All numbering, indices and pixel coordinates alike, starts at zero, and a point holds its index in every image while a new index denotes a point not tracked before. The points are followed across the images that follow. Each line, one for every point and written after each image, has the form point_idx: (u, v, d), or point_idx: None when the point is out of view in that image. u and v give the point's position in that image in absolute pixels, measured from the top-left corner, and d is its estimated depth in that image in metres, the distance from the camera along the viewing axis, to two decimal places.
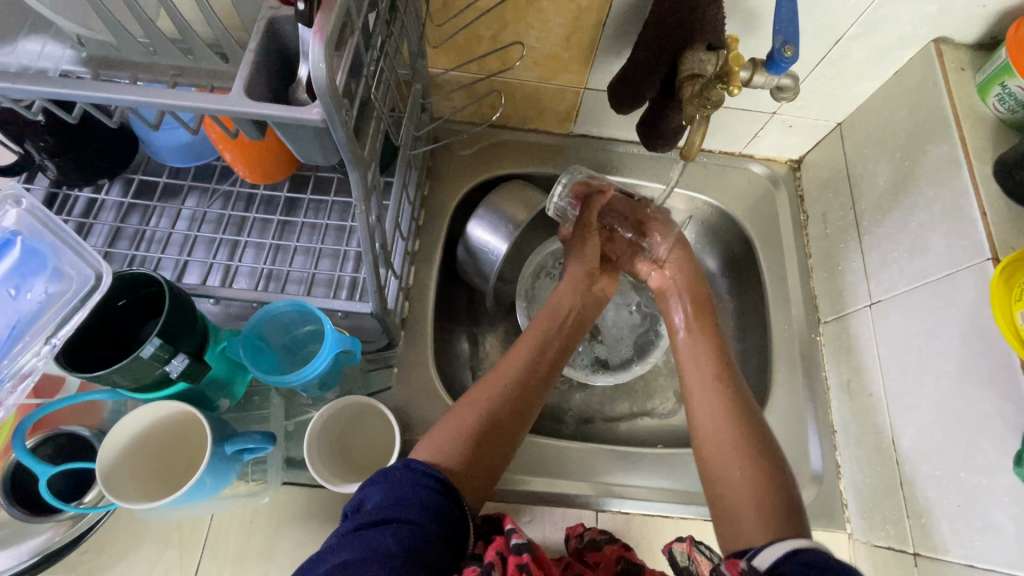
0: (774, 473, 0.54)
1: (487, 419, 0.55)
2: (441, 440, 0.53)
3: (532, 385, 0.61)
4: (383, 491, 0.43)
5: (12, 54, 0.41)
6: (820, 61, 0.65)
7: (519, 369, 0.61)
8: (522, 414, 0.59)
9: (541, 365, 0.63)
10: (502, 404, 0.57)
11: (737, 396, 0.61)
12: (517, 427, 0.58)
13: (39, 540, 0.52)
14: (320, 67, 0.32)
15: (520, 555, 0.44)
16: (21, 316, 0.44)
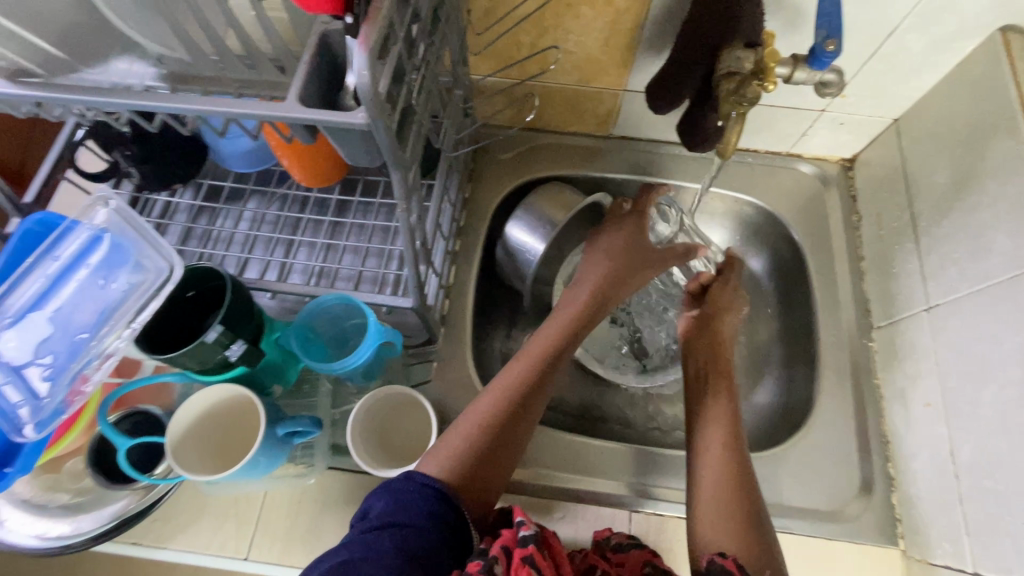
0: (760, 530, 0.52)
1: (492, 433, 0.53)
2: (443, 454, 0.51)
3: (539, 396, 0.57)
4: (386, 499, 0.44)
5: (104, 74, 0.45)
6: (872, 55, 0.62)
7: (526, 379, 0.57)
8: (527, 426, 0.56)
9: (550, 375, 0.59)
10: (508, 417, 0.54)
11: (741, 456, 0.58)
12: (522, 440, 0.55)
13: (117, 505, 0.57)
14: (365, 75, 0.35)
15: (525, 549, 0.42)
16: (109, 304, 0.50)
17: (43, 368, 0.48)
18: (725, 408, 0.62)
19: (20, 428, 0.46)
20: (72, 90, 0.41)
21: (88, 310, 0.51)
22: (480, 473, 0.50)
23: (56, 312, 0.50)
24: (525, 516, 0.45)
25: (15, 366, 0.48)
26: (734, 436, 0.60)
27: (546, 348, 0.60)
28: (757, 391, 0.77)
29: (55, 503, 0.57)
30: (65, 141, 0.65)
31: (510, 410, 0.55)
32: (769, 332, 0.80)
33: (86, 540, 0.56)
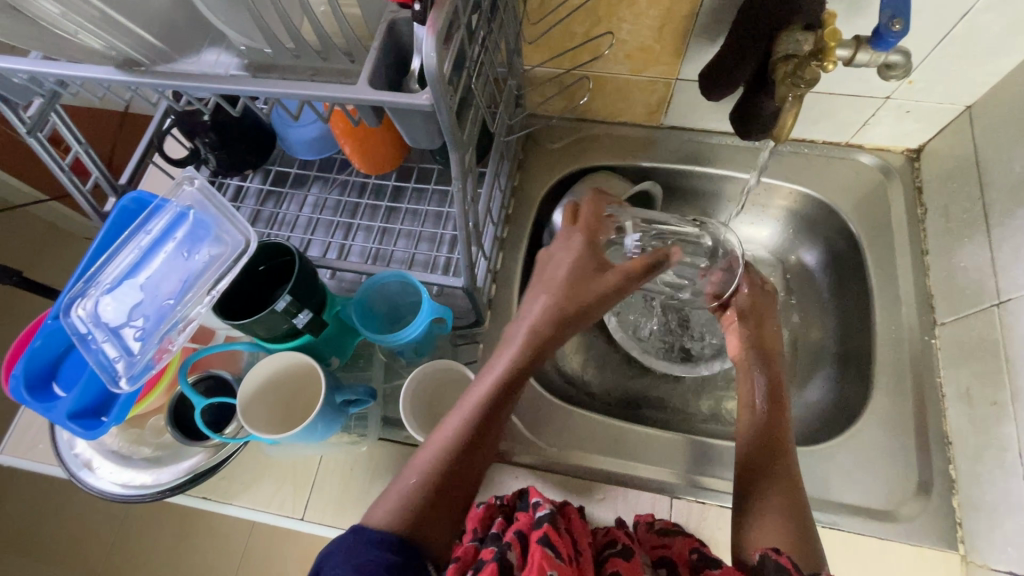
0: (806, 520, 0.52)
1: (435, 480, 0.47)
2: (384, 505, 0.46)
3: (489, 437, 0.50)
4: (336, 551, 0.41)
5: (195, 64, 0.50)
6: (943, 39, 0.60)
7: (471, 421, 0.50)
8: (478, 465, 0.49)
9: (498, 413, 0.51)
10: (454, 463, 0.48)
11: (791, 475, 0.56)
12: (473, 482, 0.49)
13: (191, 461, 0.62)
14: (431, 56, 0.37)
15: (539, 528, 0.45)
16: (191, 273, 0.55)
17: (135, 329, 0.54)
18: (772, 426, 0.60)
19: (116, 380, 0.52)
20: (170, 75, 0.47)
21: (173, 279, 0.55)
22: (427, 522, 0.45)
23: (147, 281, 0.56)
24: (541, 498, 0.49)
25: (113, 327, 0.54)
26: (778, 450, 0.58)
27: (496, 381, 0.51)
28: (808, 387, 0.75)
29: (139, 455, 0.63)
30: (154, 130, 0.69)
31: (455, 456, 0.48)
32: (822, 327, 0.78)
33: (161, 490, 0.61)
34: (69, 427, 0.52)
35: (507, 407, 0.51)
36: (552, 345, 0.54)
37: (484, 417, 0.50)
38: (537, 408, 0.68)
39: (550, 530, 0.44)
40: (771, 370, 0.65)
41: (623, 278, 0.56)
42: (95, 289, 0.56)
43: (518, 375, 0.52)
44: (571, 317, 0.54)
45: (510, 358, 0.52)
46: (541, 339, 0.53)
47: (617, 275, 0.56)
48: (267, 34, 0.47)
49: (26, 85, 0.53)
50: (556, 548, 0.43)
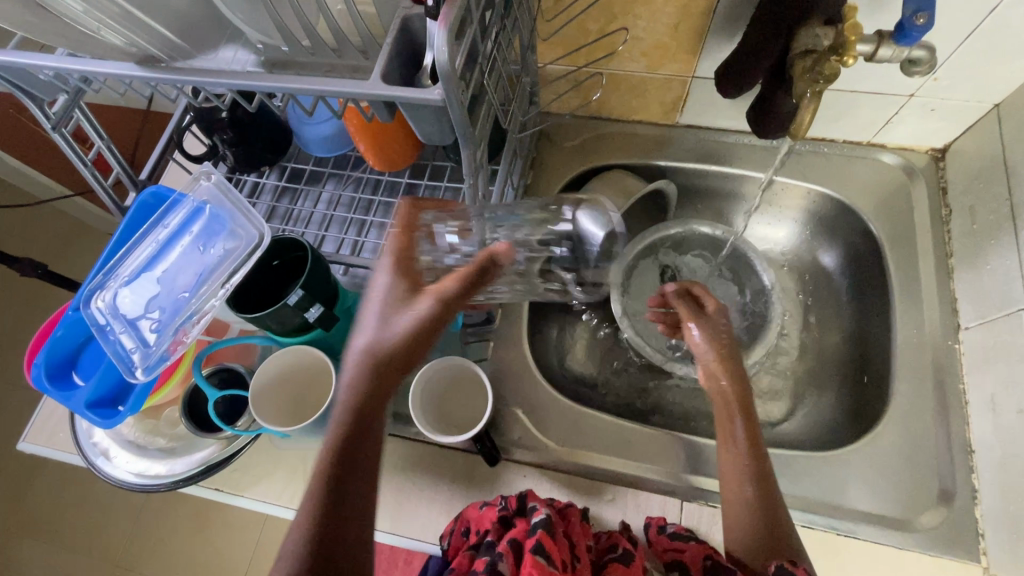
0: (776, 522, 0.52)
1: (309, 554, 0.42)
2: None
3: (353, 490, 0.46)
4: None
5: (213, 60, 0.50)
6: (970, 35, 0.58)
7: (325, 479, 0.45)
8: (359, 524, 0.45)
9: (357, 461, 0.46)
10: (319, 528, 0.43)
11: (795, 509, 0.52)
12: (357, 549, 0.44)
13: (204, 453, 0.63)
14: (443, 51, 0.37)
15: (534, 534, 0.48)
16: (207, 267, 0.56)
17: (151, 321, 0.55)
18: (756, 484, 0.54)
19: (132, 370, 0.53)
20: (188, 71, 0.47)
21: (189, 272, 0.56)
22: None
23: (163, 274, 0.57)
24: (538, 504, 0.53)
25: (130, 319, 0.55)
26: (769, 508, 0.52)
27: (341, 427, 0.47)
28: (825, 392, 0.74)
29: (155, 446, 0.64)
30: (174, 125, 0.71)
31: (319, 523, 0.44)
32: (840, 331, 0.76)
33: (175, 481, 0.62)
34: (87, 416, 0.53)
35: (361, 451, 0.47)
36: (388, 377, 0.50)
37: (339, 470, 0.46)
38: (547, 407, 0.68)
39: (544, 536, 0.47)
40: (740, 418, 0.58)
41: (435, 307, 0.51)
42: (114, 281, 0.57)
43: (361, 414, 0.48)
44: (386, 348, 0.50)
45: (347, 405, 0.48)
46: (373, 370, 0.49)
47: (428, 303, 0.51)
48: (282, 30, 0.48)
49: (51, 81, 0.55)
50: (548, 555, 0.46)
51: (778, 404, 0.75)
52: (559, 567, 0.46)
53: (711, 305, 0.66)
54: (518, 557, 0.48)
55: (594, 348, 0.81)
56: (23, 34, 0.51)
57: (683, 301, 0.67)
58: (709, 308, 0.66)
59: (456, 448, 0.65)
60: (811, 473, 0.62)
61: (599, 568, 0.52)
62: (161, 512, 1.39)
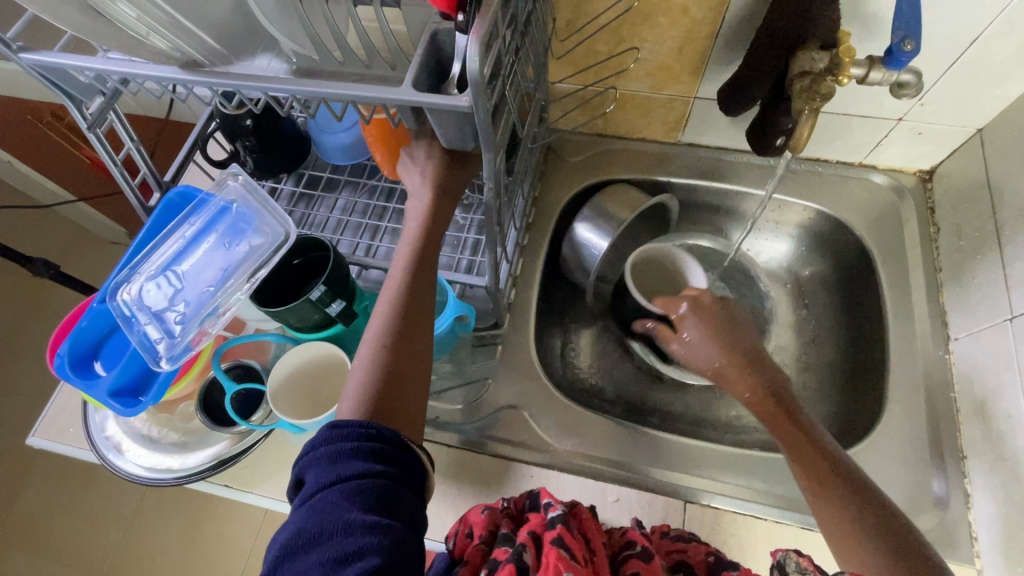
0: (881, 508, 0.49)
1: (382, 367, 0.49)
2: (350, 394, 0.48)
3: (418, 316, 0.52)
4: (320, 466, 0.42)
5: (250, 67, 0.54)
6: (953, 63, 0.62)
7: (397, 303, 0.52)
8: (421, 346, 0.51)
9: (417, 292, 0.53)
10: (394, 343, 0.50)
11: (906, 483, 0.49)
12: (420, 368, 0.51)
13: (214, 449, 0.64)
14: (474, 61, 0.40)
15: (553, 529, 0.49)
16: (232, 262, 0.58)
17: (177, 313, 0.56)
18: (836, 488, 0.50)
19: (157, 359, 0.55)
20: (226, 76, 0.50)
21: (214, 268, 0.58)
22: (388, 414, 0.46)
23: (189, 270, 0.59)
24: (552, 500, 0.54)
25: (156, 311, 0.57)
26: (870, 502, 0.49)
27: (404, 261, 0.54)
28: (822, 401, 0.76)
29: (167, 441, 0.65)
30: (198, 131, 0.73)
31: (389, 339, 0.50)
32: (835, 342, 0.79)
33: (186, 475, 0.63)
34: (110, 404, 0.54)
35: (421, 285, 0.53)
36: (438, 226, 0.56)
37: (408, 299, 0.52)
38: (552, 411, 0.69)
39: (563, 531, 0.49)
40: (776, 423, 0.56)
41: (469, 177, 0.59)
42: (139, 275, 0.59)
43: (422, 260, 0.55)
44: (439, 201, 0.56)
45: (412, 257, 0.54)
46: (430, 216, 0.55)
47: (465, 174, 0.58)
48: (315, 39, 0.51)
49: (91, 83, 0.58)
50: (569, 549, 0.47)
51: None
52: (580, 559, 0.48)
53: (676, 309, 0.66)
54: (539, 549, 0.49)
55: (596, 356, 0.84)
56: (71, 38, 0.54)
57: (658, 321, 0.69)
58: (681, 314, 0.66)
59: (465, 448, 0.66)
60: None
61: (617, 565, 0.53)
62: (152, 522, 1.37)
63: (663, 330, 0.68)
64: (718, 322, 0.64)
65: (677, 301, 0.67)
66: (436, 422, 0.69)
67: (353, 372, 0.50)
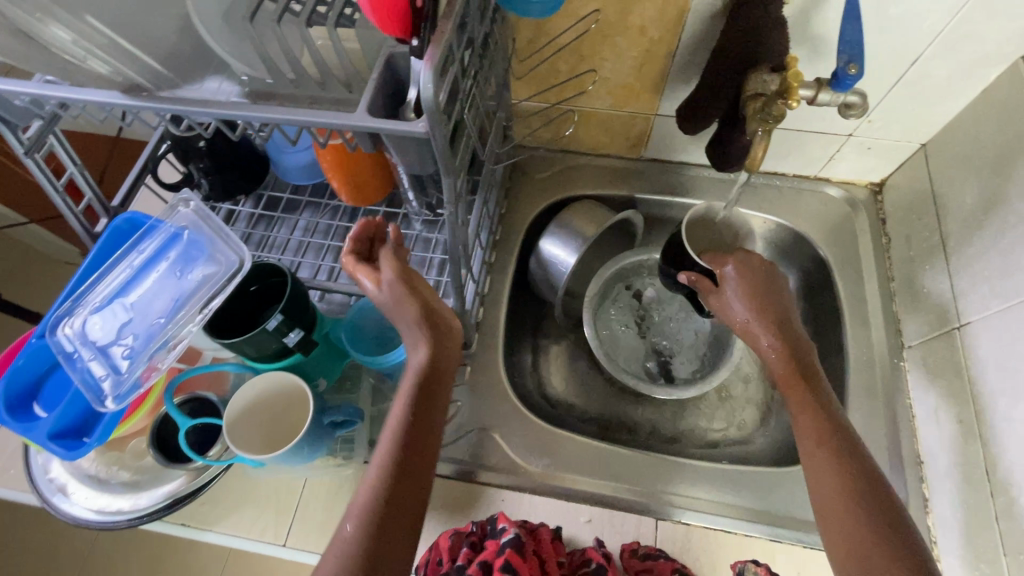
0: (869, 488, 0.50)
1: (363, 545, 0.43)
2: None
3: (402, 507, 0.45)
4: None
5: (199, 90, 0.52)
6: (897, 82, 0.65)
7: (387, 475, 0.46)
8: (404, 543, 0.44)
9: (408, 478, 0.46)
10: (379, 513, 0.44)
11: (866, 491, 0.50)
12: (403, 549, 0.44)
13: (168, 487, 0.61)
14: (429, 88, 0.40)
15: (502, 555, 0.53)
16: (183, 292, 0.55)
17: (124, 348, 0.53)
18: (828, 454, 0.53)
19: (102, 399, 0.52)
20: (171, 100, 0.48)
21: (164, 298, 0.55)
22: None
23: (137, 300, 0.56)
24: (507, 524, 0.56)
25: (100, 346, 0.54)
26: (858, 471, 0.51)
27: (398, 417, 0.49)
28: None
29: (117, 480, 0.61)
30: (149, 153, 0.70)
31: (372, 519, 0.44)
32: None
33: (139, 516, 0.59)
34: (51, 447, 0.51)
35: (417, 446, 0.48)
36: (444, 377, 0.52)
37: (397, 480, 0.46)
38: (523, 431, 0.69)
39: (511, 555, 0.53)
40: (792, 389, 0.57)
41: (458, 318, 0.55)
42: (83, 307, 0.56)
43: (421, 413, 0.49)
44: (432, 369, 0.51)
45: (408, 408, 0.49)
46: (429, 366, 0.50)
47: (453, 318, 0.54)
48: (267, 62, 0.50)
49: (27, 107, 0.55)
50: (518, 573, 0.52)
51: (742, 423, 0.79)
52: None
53: (721, 267, 0.65)
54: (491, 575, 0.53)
55: (567, 371, 0.83)
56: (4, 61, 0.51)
57: (701, 276, 0.66)
58: (725, 271, 0.64)
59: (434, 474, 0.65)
60: (774, 487, 0.65)
61: None
62: None
63: (704, 285, 0.66)
64: (764, 276, 0.63)
65: (723, 260, 0.65)
66: None
67: (329, 548, 0.44)
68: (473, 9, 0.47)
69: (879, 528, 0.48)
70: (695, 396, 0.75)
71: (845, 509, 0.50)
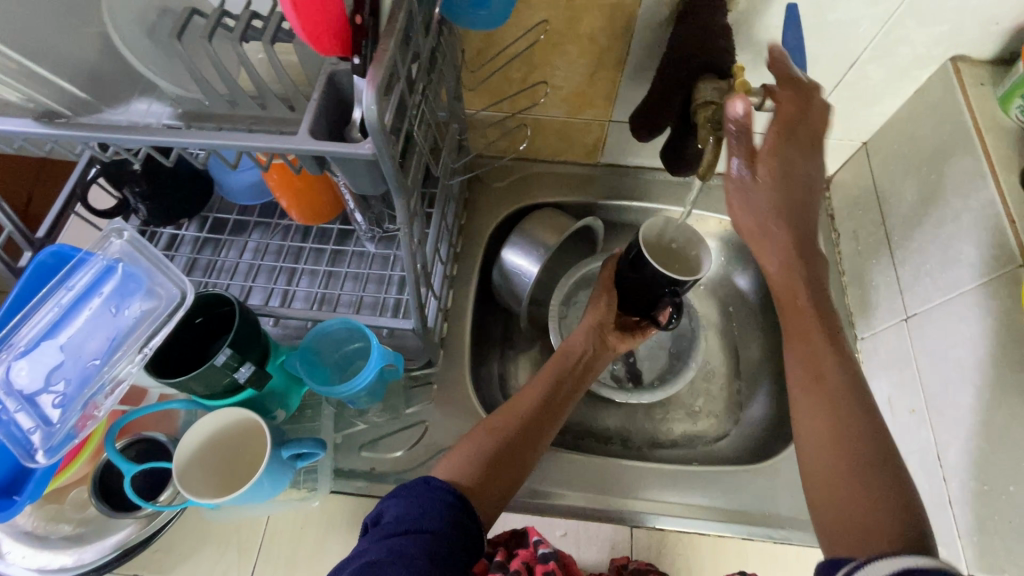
0: (855, 459, 0.49)
1: (498, 446, 0.57)
2: (457, 460, 0.55)
3: (537, 436, 0.60)
4: (402, 504, 0.47)
5: (127, 112, 0.48)
6: (837, 84, 0.67)
7: (535, 406, 0.61)
8: (522, 460, 0.57)
9: (539, 427, 0.60)
10: (521, 430, 0.59)
11: (857, 441, 0.49)
12: (519, 464, 0.57)
13: (120, 536, 0.57)
14: (372, 109, 0.38)
15: (545, 563, 0.53)
16: (119, 331, 0.51)
17: (55, 395, 0.49)
18: (825, 392, 0.52)
19: (32, 454, 0.47)
20: (96, 127, 0.43)
21: (99, 337, 0.51)
22: (487, 478, 0.54)
23: (68, 341, 0.51)
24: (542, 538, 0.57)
25: (28, 395, 0.49)
26: (847, 419, 0.51)
27: (549, 374, 0.65)
28: (752, 405, 0.79)
29: (58, 534, 0.56)
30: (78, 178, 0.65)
31: (514, 429, 0.59)
32: (759, 346, 0.82)
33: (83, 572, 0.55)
34: None
35: (560, 405, 0.63)
36: (594, 372, 0.69)
37: (537, 415, 0.61)
38: None
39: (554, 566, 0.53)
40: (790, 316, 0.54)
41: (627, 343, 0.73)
42: (9, 353, 0.51)
43: (572, 383, 0.66)
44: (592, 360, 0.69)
45: (558, 371, 0.65)
46: (589, 353, 0.68)
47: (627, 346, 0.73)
48: (200, 82, 0.47)
49: None
50: None
51: (710, 422, 0.80)
52: None
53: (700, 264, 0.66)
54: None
55: None
56: None
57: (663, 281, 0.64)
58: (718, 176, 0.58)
59: None
60: (742, 484, 0.67)
61: None
62: None
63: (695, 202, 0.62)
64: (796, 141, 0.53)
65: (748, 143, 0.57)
66: (371, 475, 0.65)
67: (466, 441, 0.58)
68: (417, 24, 0.46)
69: (868, 479, 0.47)
70: (659, 400, 0.77)
71: (832, 455, 0.50)
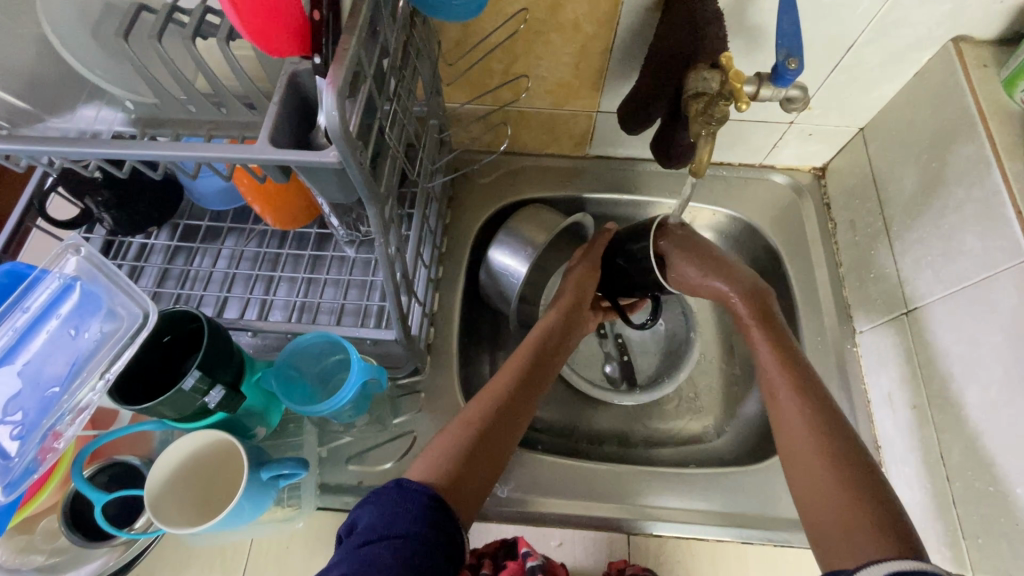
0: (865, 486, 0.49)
1: (473, 437, 0.54)
2: (430, 456, 0.52)
3: (512, 423, 0.58)
4: (374, 510, 0.44)
5: (70, 121, 0.46)
6: (834, 69, 0.64)
7: (508, 391, 0.59)
8: (497, 450, 0.55)
9: (514, 413, 0.58)
10: (495, 417, 0.56)
11: (822, 448, 0.51)
12: (494, 453, 0.55)
13: (96, 563, 0.54)
14: (334, 115, 0.34)
15: None
16: (79, 354, 0.48)
17: (12, 427, 0.46)
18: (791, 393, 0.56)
19: None
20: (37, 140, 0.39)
21: (59, 362, 0.48)
22: (463, 470, 0.51)
23: (24, 367, 0.48)
24: (530, 548, 0.56)
25: None
26: (817, 413, 0.54)
27: (521, 357, 0.63)
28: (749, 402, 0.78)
29: (29, 566, 0.52)
30: (34, 188, 0.61)
31: (488, 418, 0.56)
32: None
33: None
34: None
35: (534, 390, 0.61)
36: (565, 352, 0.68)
37: (511, 401, 0.58)
38: None
39: None
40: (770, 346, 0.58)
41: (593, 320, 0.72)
42: None
43: (546, 364, 0.64)
44: (563, 339, 0.67)
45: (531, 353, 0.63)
46: (562, 333, 0.67)
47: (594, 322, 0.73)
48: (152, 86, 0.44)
49: None
50: None
51: (706, 420, 0.78)
52: None
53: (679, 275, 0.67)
54: None
55: None
56: None
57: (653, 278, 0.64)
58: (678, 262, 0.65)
59: None
60: (741, 487, 0.65)
61: None
62: None
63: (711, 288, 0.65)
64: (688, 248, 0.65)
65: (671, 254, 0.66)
66: (359, 489, 0.62)
67: (439, 436, 0.55)
68: (384, 16, 0.42)
69: None
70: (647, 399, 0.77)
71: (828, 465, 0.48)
